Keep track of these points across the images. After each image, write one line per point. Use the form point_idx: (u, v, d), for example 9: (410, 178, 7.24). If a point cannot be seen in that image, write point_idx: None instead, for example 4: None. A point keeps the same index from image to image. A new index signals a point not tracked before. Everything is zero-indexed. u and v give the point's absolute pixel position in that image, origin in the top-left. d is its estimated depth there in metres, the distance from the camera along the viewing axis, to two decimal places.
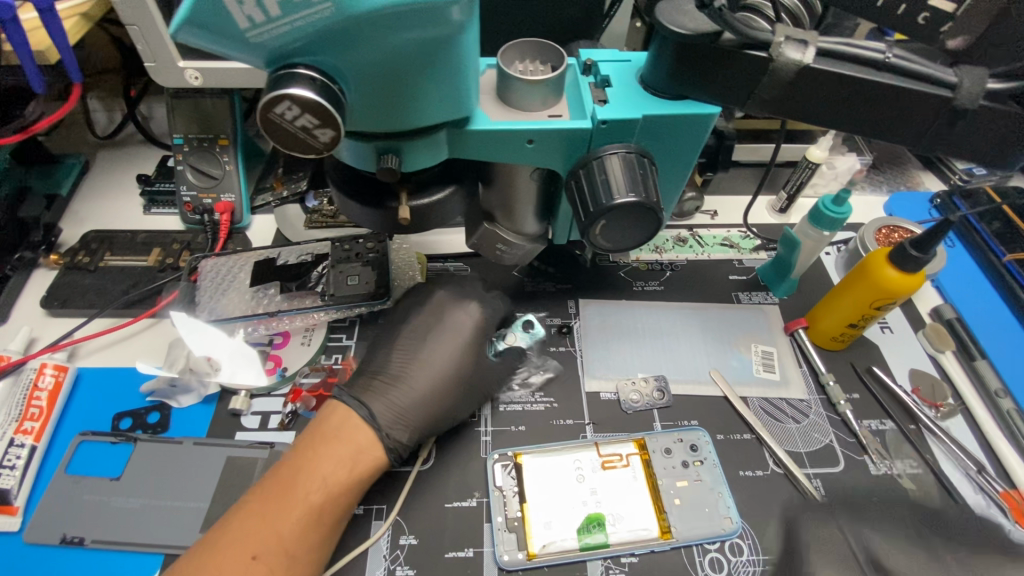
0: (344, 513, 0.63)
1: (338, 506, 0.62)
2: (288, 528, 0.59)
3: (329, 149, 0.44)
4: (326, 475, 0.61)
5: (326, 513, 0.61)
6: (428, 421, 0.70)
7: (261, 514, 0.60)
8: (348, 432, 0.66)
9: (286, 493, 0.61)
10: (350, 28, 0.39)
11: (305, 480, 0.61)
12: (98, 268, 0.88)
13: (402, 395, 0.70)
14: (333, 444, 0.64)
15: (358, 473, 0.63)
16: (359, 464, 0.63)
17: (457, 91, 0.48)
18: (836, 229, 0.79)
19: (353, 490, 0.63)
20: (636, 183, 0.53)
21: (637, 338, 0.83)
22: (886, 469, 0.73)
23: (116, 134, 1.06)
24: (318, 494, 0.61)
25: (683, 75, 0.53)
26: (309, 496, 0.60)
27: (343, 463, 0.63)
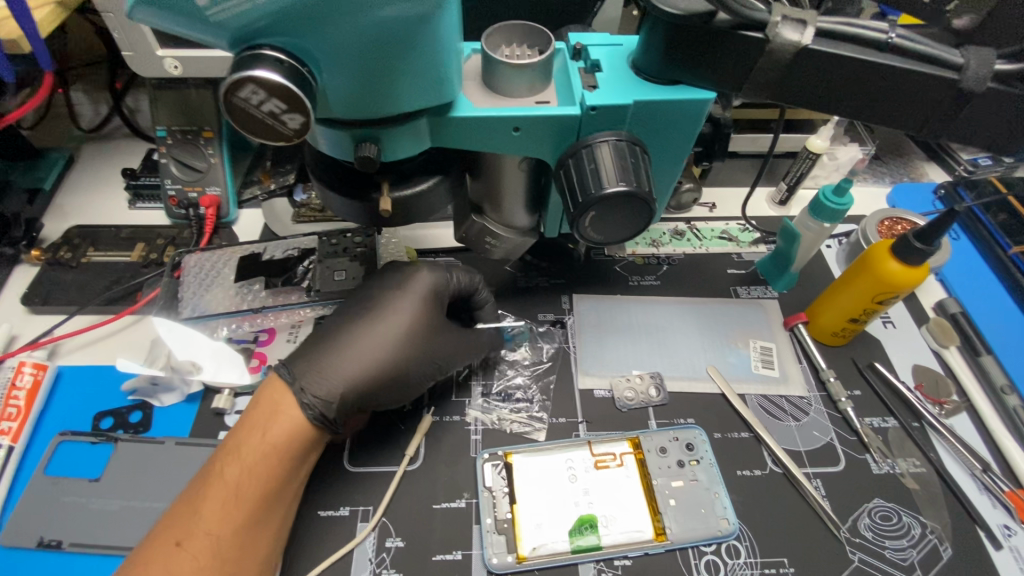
0: (272, 488, 0.60)
1: (259, 479, 0.59)
2: (207, 506, 0.57)
3: (299, 136, 0.42)
4: (242, 449, 0.60)
5: (245, 487, 0.58)
6: (374, 396, 0.65)
7: (185, 498, 0.58)
8: (268, 399, 0.63)
9: (208, 473, 0.60)
10: (317, 5, 0.37)
11: (223, 457, 0.60)
12: (80, 264, 0.86)
13: (340, 368, 0.65)
14: (250, 415, 0.62)
15: (272, 438, 0.60)
16: (271, 431, 0.60)
17: (437, 76, 0.46)
18: (837, 220, 0.76)
19: (275, 461, 0.60)
20: (627, 172, 0.51)
21: (631, 334, 0.81)
22: (888, 469, 0.71)
23: (101, 128, 1.04)
24: (235, 469, 0.59)
25: (677, 59, 0.51)
26: (225, 471, 0.59)
27: (258, 432, 0.61)
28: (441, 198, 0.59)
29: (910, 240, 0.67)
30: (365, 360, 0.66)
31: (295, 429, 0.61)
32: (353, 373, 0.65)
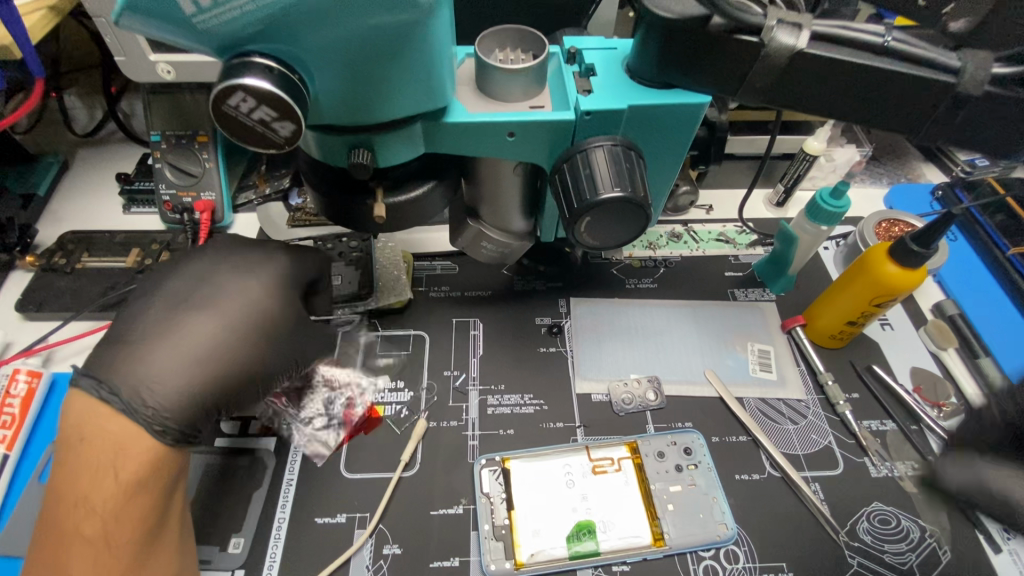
0: (142, 529, 0.54)
1: (125, 525, 0.53)
2: (74, 564, 0.52)
3: (290, 143, 0.42)
4: (90, 498, 0.52)
5: (114, 537, 0.53)
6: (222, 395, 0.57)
7: (49, 546, 0.53)
8: (96, 432, 0.53)
9: (60, 523, 0.53)
10: (307, 12, 0.36)
11: (74, 506, 0.52)
12: (74, 269, 0.85)
13: (169, 362, 0.55)
14: (89, 455, 0.52)
15: (125, 484, 0.52)
16: (119, 478, 0.52)
17: (430, 81, 0.46)
18: (835, 223, 0.76)
19: (135, 494, 0.53)
20: (622, 177, 0.51)
21: (629, 338, 0.81)
22: (887, 472, 0.71)
23: (97, 132, 1.04)
24: (99, 503, 0.52)
25: (672, 63, 0.50)
26: (90, 505, 0.52)
27: (105, 479, 0.52)
28: (437, 203, 0.58)
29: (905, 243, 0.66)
30: (198, 351, 0.56)
31: (145, 462, 0.53)
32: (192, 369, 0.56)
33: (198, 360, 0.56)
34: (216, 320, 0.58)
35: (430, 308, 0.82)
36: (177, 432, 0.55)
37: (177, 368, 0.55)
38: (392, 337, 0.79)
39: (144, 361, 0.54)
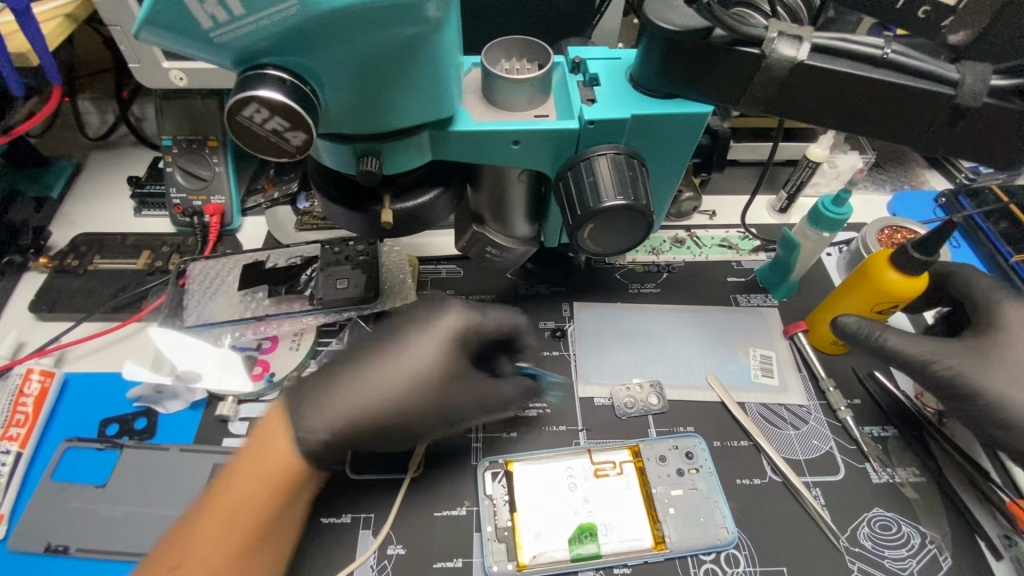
0: (266, 521, 0.57)
1: (252, 513, 0.56)
2: (196, 546, 0.54)
3: (302, 153, 0.43)
4: (237, 480, 0.57)
5: (237, 523, 0.56)
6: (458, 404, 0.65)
7: (180, 530, 0.56)
8: (276, 435, 0.60)
9: (202, 505, 0.57)
10: (319, 27, 0.37)
11: (220, 489, 0.58)
12: (87, 271, 0.87)
13: (361, 387, 0.62)
14: (268, 451, 0.59)
15: (269, 473, 0.57)
16: (266, 464, 0.58)
17: (437, 92, 0.47)
18: (837, 230, 0.76)
19: (269, 486, 0.57)
20: (625, 185, 0.52)
21: (632, 342, 0.81)
22: (887, 478, 0.71)
23: (109, 135, 1.05)
24: (229, 494, 0.57)
25: (674, 73, 0.51)
26: (220, 496, 0.57)
27: (252, 464, 0.58)
28: (442, 209, 0.60)
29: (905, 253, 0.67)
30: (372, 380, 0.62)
31: (287, 460, 0.58)
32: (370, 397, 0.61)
33: (418, 374, 0.63)
34: (384, 358, 0.64)
35: None
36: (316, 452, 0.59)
37: (357, 396, 0.61)
38: None
39: (358, 381, 0.62)
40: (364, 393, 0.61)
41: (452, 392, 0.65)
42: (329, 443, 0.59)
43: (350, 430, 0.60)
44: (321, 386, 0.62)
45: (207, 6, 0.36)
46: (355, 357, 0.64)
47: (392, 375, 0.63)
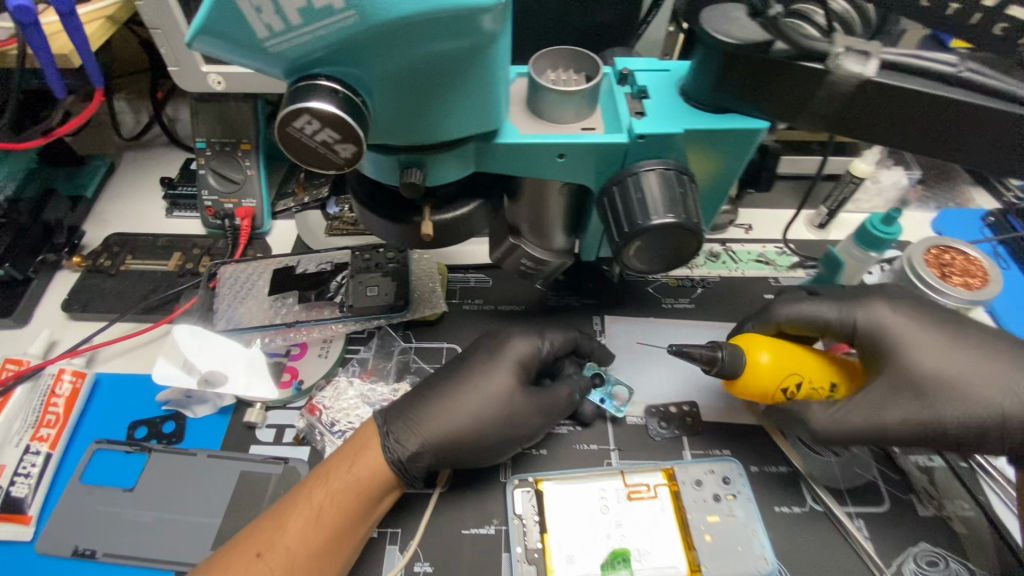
0: (349, 519, 0.59)
1: (339, 509, 0.59)
2: (290, 525, 0.58)
3: (351, 165, 0.42)
4: (330, 474, 0.61)
5: (325, 515, 0.58)
6: (518, 430, 0.66)
7: (269, 514, 0.59)
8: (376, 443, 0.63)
9: (294, 493, 0.61)
10: (374, 38, 0.36)
11: (312, 482, 0.61)
12: (119, 271, 0.87)
13: (456, 409, 0.65)
14: (366, 453, 0.62)
15: (357, 473, 0.61)
16: (359, 464, 0.61)
17: (486, 104, 0.45)
18: (885, 250, 0.73)
19: (355, 489, 0.60)
20: (675, 202, 0.50)
21: (665, 359, 0.79)
22: (934, 511, 0.68)
23: (143, 136, 1.06)
24: (321, 492, 0.60)
25: (729, 88, 0.50)
26: (313, 492, 0.60)
27: (347, 463, 0.62)
28: (482, 221, 0.58)
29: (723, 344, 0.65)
30: (464, 406, 0.65)
31: (379, 467, 0.61)
32: (463, 417, 0.65)
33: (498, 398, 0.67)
34: (477, 387, 0.67)
35: (463, 321, 0.82)
36: (405, 463, 0.62)
37: (447, 420, 0.64)
38: (426, 350, 0.79)
39: (454, 400, 0.66)
40: (447, 417, 0.64)
41: (525, 415, 0.67)
42: (418, 460, 0.63)
43: (435, 449, 0.63)
44: (411, 408, 0.66)
45: (265, 15, 0.35)
46: (442, 386, 0.67)
47: (474, 400, 0.66)
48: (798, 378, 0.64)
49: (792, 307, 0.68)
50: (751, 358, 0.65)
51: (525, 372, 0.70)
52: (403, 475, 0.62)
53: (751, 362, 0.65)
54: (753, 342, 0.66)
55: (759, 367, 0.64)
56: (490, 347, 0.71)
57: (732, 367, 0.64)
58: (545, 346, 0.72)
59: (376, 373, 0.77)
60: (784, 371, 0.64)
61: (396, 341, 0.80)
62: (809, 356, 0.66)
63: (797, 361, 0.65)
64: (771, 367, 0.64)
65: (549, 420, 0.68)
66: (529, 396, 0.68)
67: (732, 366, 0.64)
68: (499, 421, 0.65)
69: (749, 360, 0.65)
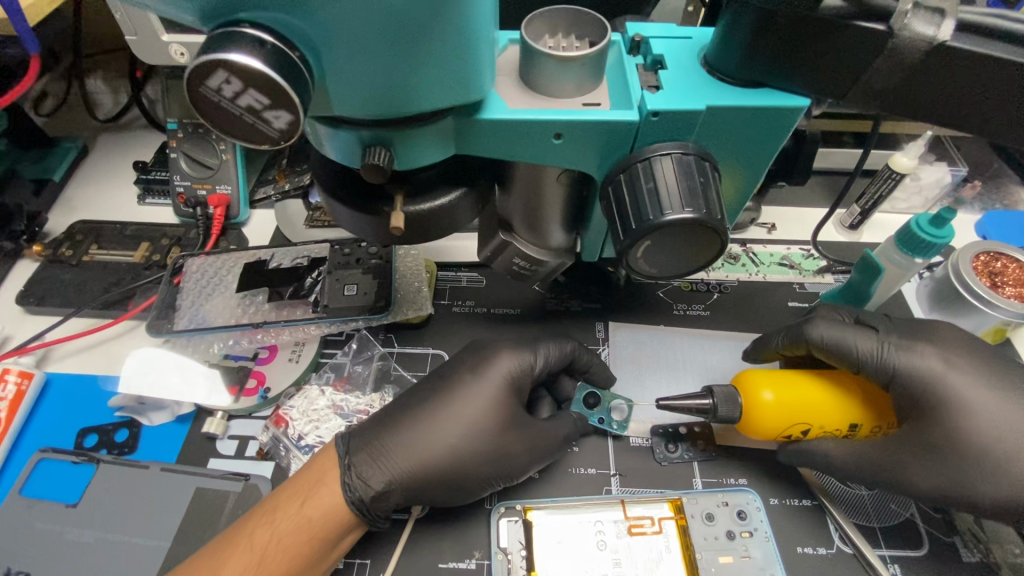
0: (296, 566, 0.52)
1: (285, 554, 0.51)
2: (227, 572, 0.50)
3: (287, 138, 0.34)
4: (277, 513, 0.53)
5: (268, 561, 0.51)
6: (502, 461, 0.58)
7: (207, 554, 0.52)
8: (334, 478, 0.55)
9: (236, 531, 0.53)
10: None
11: (258, 519, 0.53)
12: (81, 262, 0.80)
13: (430, 437, 0.57)
14: (321, 489, 0.54)
15: (309, 513, 0.53)
16: (311, 503, 0.53)
17: (463, 68, 0.37)
18: (933, 255, 0.64)
19: (305, 533, 0.52)
20: (694, 195, 0.41)
21: (676, 373, 0.70)
22: (981, 557, 0.59)
23: (119, 117, 0.99)
24: (266, 532, 0.52)
25: (765, 56, 0.41)
26: (257, 533, 0.52)
27: (298, 499, 0.54)
28: (465, 213, 0.50)
29: (717, 387, 0.61)
30: (441, 430, 0.58)
31: (335, 507, 0.53)
32: (435, 445, 0.57)
33: (476, 423, 0.59)
34: (455, 409, 0.59)
35: (451, 325, 0.74)
36: (365, 501, 0.54)
37: (417, 449, 0.56)
38: (409, 356, 0.72)
39: (429, 425, 0.58)
40: (418, 449, 0.56)
41: (511, 449, 0.58)
42: (384, 499, 0.55)
43: (403, 482, 0.55)
44: (378, 436, 0.57)
45: None
46: (417, 408, 0.59)
47: (452, 430, 0.58)
48: (804, 425, 0.58)
49: (828, 328, 0.59)
50: (750, 401, 0.59)
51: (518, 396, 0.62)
52: (364, 515, 0.54)
53: (750, 405, 0.59)
54: (756, 379, 0.60)
55: (758, 413, 0.58)
56: (474, 367, 0.62)
57: (722, 414, 0.59)
58: (538, 363, 0.64)
59: (351, 381, 0.70)
60: (788, 417, 0.58)
61: (375, 345, 0.72)
62: (825, 398, 0.58)
63: (807, 405, 0.58)
64: (772, 414, 0.58)
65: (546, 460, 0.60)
66: (515, 422, 0.60)
67: (723, 413, 0.59)
68: (482, 457, 0.57)
69: (748, 403, 0.59)
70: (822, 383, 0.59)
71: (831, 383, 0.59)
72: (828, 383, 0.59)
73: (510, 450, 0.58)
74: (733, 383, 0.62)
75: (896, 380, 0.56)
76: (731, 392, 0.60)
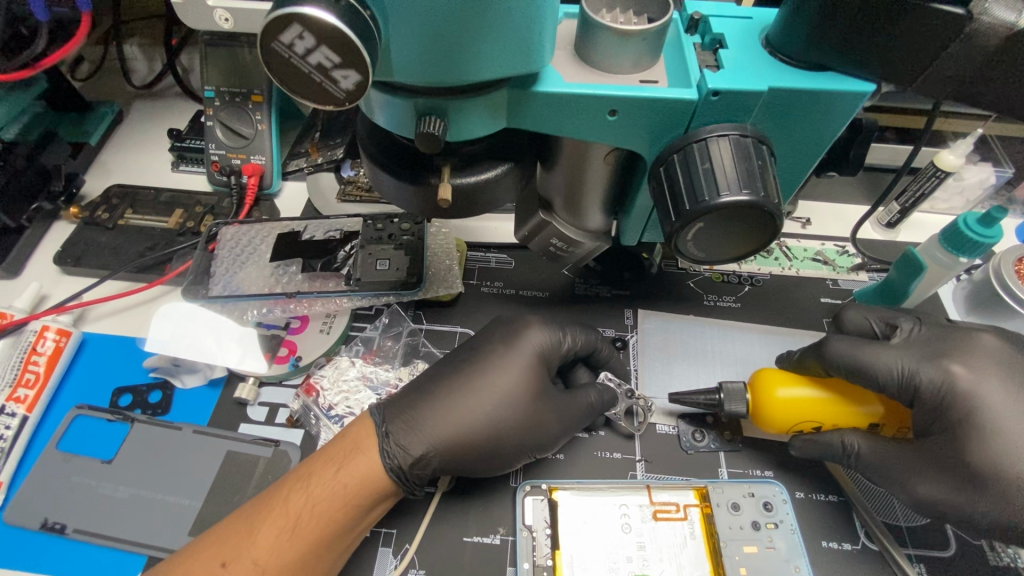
0: (330, 532, 0.52)
1: (320, 518, 0.52)
2: (262, 534, 0.51)
3: (352, 100, 0.34)
4: (312, 478, 0.54)
5: (302, 526, 0.52)
6: (531, 436, 0.58)
7: (242, 515, 0.53)
8: (368, 446, 0.55)
9: (270, 494, 0.54)
10: None
11: (293, 484, 0.54)
12: (116, 225, 0.81)
13: (464, 411, 0.58)
14: (354, 458, 0.54)
15: (343, 481, 0.53)
16: (346, 470, 0.54)
17: (528, 37, 0.37)
18: (978, 256, 0.63)
19: (338, 499, 0.53)
20: (753, 178, 0.40)
21: (704, 362, 0.70)
22: (1008, 561, 0.58)
23: (154, 84, 0.99)
24: (301, 498, 0.53)
25: (834, 36, 0.40)
26: (291, 498, 0.53)
27: (333, 464, 0.54)
28: (508, 190, 0.50)
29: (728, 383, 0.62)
30: (475, 406, 0.58)
31: (370, 474, 0.54)
32: (471, 417, 0.57)
33: (511, 400, 0.59)
34: (490, 386, 0.59)
35: (479, 305, 0.74)
36: (402, 470, 0.54)
37: (453, 420, 0.57)
38: (437, 333, 0.72)
39: (465, 399, 0.58)
40: (455, 418, 0.57)
41: (542, 420, 0.59)
42: (422, 465, 0.55)
43: (438, 452, 0.56)
44: (414, 404, 0.58)
45: None
46: (450, 380, 0.60)
47: (485, 401, 0.58)
48: (815, 422, 0.58)
49: (841, 348, 0.57)
50: (759, 397, 0.60)
51: (546, 374, 0.62)
52: (397, 483, 0.54)
53: (758, 401, 0.60)
54: (770, 378, 0.59)
55: (768, 409, 0.59)
56: (504, 338, 0.62)
57: (734, 409, 0.61)
58: (566, 341, 0.64)
59: (380, 355, 0.70)
60: (797, 416, 0.58)
61: (405, 321, 0.72)
62: (837, 398, 0.58)
63: (817, 407, 0.58)
64: (782, 411, 0.58)
65: (570, 430, 0.61)
66: (544, 397, 0.60)
67: (729, 407, 0.61)
68: (514, 423, 0.58)
69: (756, 398, 0.60)
70: (834, 386, 0.59)
71: (845, 386, 0.59)
72: (840, 389, 0.59)
73: (541, 426, 0.59)
74: (748, 380, 0.62)
75: (919, 399, 0.54)
76: (744, 389, 0.61)
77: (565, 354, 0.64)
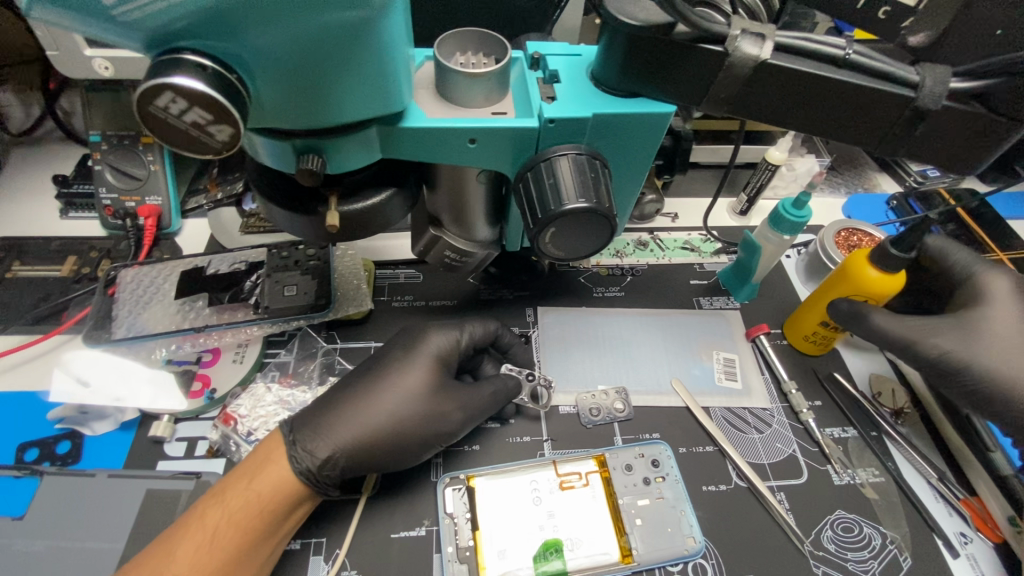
0: (248, 542, 0.55)
1: (236, 529, 0.55)
2: (180, 551, 0.54)
3: (228, 148, 0.39)
4: (227, 493, 0.57)
5: (219, 539, 0.55)
6: (438, 430, 0.64)
7: (160, 541, 0.55)
8: (280, 457, 0.60)
9: (187, 516, 0.57)
10: (231, 9, 0.34)
11: (209, 502, 0.57)
12: (4, 279, 0.79)
13: (371, 415, 0.63)
14: (266, 469, 0.58)
15: (255, 489, 0.57)
16: (258, 480, 0.58)
17: (385, 84, 0.43)
18: (797, 233, 0.77)
19: (252, 509, 0.56)
20: (587, 187, 0.49)
21: (597, 347, 0.79)
22: (849, 479, 0.71)
23: (33, 131, 0.96)
24: (217, 512, 0.56)
25: (635, 69, 0.50)
26: (207, 513, 0.56)
27: (245, 477, 0.58)
28: (396, 212, 0.56)
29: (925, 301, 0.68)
30: (384, 408, 0.63)
31: (283, 481, 0.58)
32: (378, 419, 0.62)
33: (415, 398, 0.65)
34: (395, 388, 0.65)
35: (391, 318, 0.79)
36: (312, 474, 0.59)
37: (357, 423, 0.62)
38: (351, 350, 0.76)
39: (373, 401, 0.64)
40: (361, 420, 0.62)
41: (447, 414, 0.65)
42: (330, 467, 0.60)
43: (347, 455, 0.60)
44: (322, 414, 0.62)
45: None
46: (356, 388, 0.65)
47: (390, 403, 0.64)
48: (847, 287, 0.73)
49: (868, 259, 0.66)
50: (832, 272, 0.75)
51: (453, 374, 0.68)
52: (311, 487, 0.59)
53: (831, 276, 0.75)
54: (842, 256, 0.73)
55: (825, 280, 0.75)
56: (407, 346, 0.68)
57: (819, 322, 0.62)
58: (465, 339, 0.71)
59: (296, 377, 0.73)
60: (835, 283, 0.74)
61: (318, 342, 0.76)
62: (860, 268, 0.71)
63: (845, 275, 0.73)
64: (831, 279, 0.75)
65: (477, 421, 0.67)
66: (448, 393, 0.67)
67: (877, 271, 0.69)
68: (419, 420, 0.64)
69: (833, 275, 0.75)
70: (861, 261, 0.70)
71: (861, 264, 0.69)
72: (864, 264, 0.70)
73: (449, 420, 0.65)
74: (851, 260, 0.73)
75: None
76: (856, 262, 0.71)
77: (464, 352, 0.71)
